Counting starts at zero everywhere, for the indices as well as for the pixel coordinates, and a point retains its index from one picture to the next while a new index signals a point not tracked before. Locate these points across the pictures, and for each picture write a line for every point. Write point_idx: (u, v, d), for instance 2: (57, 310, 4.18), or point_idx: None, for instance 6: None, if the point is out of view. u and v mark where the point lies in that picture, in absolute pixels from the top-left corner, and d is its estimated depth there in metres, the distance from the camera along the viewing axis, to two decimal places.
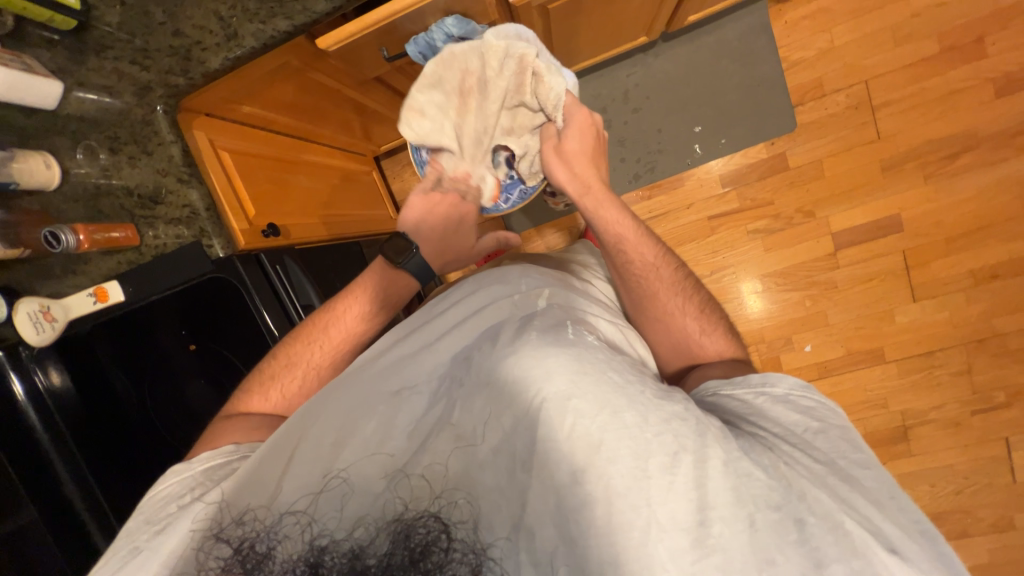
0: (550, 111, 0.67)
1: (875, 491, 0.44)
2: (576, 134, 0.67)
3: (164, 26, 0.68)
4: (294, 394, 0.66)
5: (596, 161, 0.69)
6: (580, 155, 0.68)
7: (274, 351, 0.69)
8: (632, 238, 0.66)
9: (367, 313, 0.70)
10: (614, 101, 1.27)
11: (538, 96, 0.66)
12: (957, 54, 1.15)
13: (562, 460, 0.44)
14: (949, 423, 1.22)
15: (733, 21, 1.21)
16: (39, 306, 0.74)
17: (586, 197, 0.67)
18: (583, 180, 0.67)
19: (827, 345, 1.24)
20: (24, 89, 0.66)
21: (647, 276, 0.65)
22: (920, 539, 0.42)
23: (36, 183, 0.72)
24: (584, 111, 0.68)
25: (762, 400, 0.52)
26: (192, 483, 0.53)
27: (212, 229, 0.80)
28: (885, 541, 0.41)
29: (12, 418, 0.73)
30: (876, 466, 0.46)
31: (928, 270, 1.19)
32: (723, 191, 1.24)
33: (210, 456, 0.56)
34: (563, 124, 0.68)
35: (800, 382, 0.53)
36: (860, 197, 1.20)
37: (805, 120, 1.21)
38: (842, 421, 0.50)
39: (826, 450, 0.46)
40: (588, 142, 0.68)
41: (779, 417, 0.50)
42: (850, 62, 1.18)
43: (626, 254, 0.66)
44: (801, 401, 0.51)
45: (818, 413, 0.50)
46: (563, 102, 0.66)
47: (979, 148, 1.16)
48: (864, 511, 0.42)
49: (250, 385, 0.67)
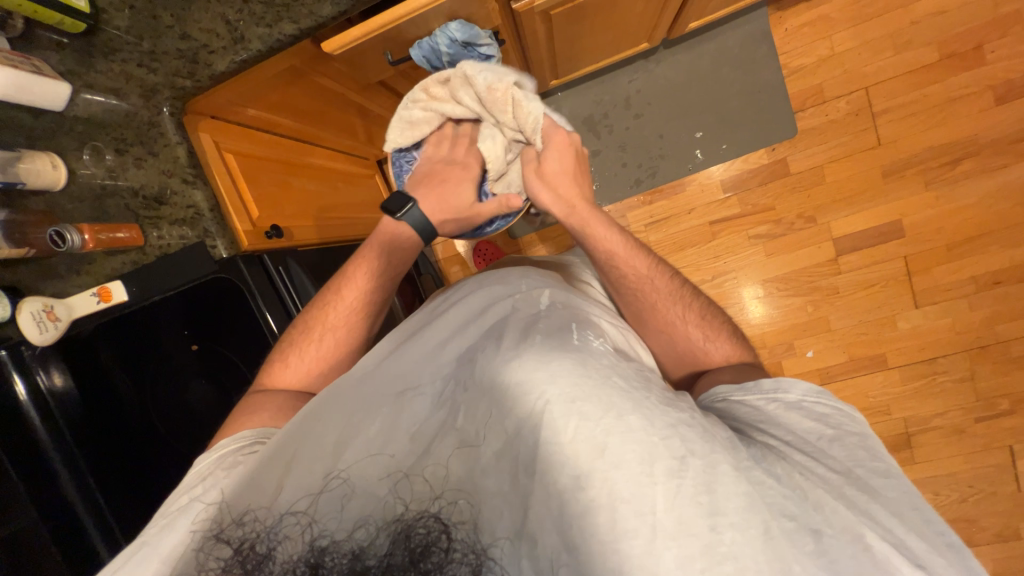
0: (530, 134, 0.71)
1: (896, 502, 0.44)
2: (554, 154, 0.71)
3: (171, 29, 0.69)
4: (312, 356, 0.66)
5: (579, 178, 0.71)
6: (562, 174, 0.71)
7: (294, 321, 0.70)
8: (622, 251, 0.66)
9: (374, 270, 0.69)
10: (616, 107, 1.28)
11: (518, 119, 0.70)
12: (957, 62, 1.16)
13: (565, 463, 0.44)
14: (953, 430, 1.21)
15: (734, 28, 1.22)
16: (43, 305, 0.74)
17: (572, 217, 0.69)
18: (568, 200, 0.69)
19: (829, 351, 1.24)
20: (33, 90, 0.66)
21: (639, 287, 0.66)
22: (946, 553, 0.42)
23: (43, 183, 0.72)
24: (561, 132, 0.71)
25: (776, 405, 0.52)
26: (204, 472, 0.53)
27: (216, 229, 0.81)
28: (910, 555, 0.41)
29: (13, 419, 0.73)
30: (897, 475, 0.46)
31: (931, 276, 1.19)
32: (724, 196, 1.25)
33: (223, 445, 0.56)
34: (542, 147, 0.71)
35: (814, 387, 0.53)
36: (862, 203, 1.20)
37: (805, 126, 1.22)
38: (861, 428, 0.50)
39: (843, 460, 0.46)
40: (569, 161, 0.71)
41: (793, 425, 0.50)
42: (850, 70, 1.19)
43: (617, 268, 0.66)
44: (816, 407, 0.51)
45: (833, 420, 0.50)
46: (540, 126, 0.70)
47: (980, 154, 1.17)
48: (885, 523, 0.42)
49: (272, 361, 0.68)
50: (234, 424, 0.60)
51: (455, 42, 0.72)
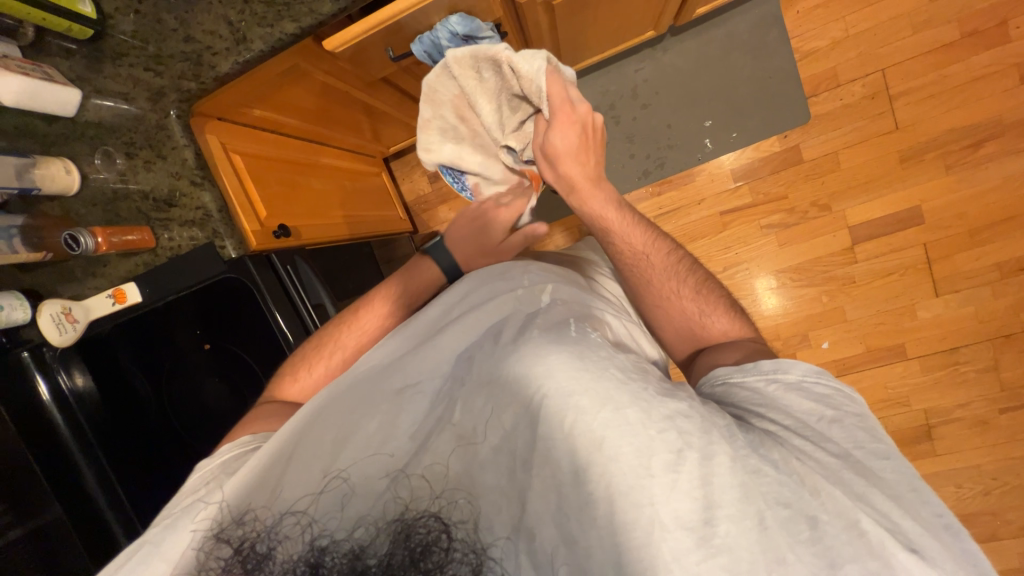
0: (536, 100, 0.62)
1: (894, 483, 0.43)
2: (559, 134, 0.64)
3: (175, 32, 0.70)
4: (319, 374, 0.66)
5: (584, 155, 0.67)
6: (568, 156, 0.66)
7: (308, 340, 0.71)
8: (616, 225, 0.67)
9: (394, 293, 0.72)
10: (623, 98, 1.26)
11: (524, 87, 0.63)
12: (979, 40, 1.12)
13: (563, 456, 0.44)
14: (975, 421, 1.18)
15: (743, 13, 1.19)
16: (62, 307, 0.76)
17: (572, 196, 0.69)
18: (568, 181, 0.68)
19: (846, 342, 1.21)
20: (43, 97, 0.68)
21: (638, 263, 0.66)
22: (943, 535, 0.41)
23: (57, 189, 0.74)
24: (569, 108, 0.63)
25: (775, 387, 0.51)
26: (193, 482, 0.53)
27: (225, 229, 0.82)
28: (904, 540, 0.40)
29: (37, 420, 0.75)
30: (895, 456, 0.45)
31: (951, 264, 1.16)
32: (734, 186, 1.22)
33: (225, 451, 0.56)
34: (548, 115, 0.63)
35: (815, 368, 0.52)
36: (878, 189, 1.17)
37: (819, 112, 1.19)
38: (860, 406, 0.49)
39: (841, 442, 0.45)
40: (573, 140, 0.65)
41: (791, 407, 0.49)
42: (865, 52, 1.16)
43: (612, 241, 0.68)
44: (816, 388, 0.50)
45: (834, 400, 0.49)
46: (546, 93, 0.61)
47: (1003, 136, 1.12)
48: (881, 507, 0.41)
49: (287, 369, 0.68)
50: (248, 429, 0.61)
51: (456, 36, 0.70)
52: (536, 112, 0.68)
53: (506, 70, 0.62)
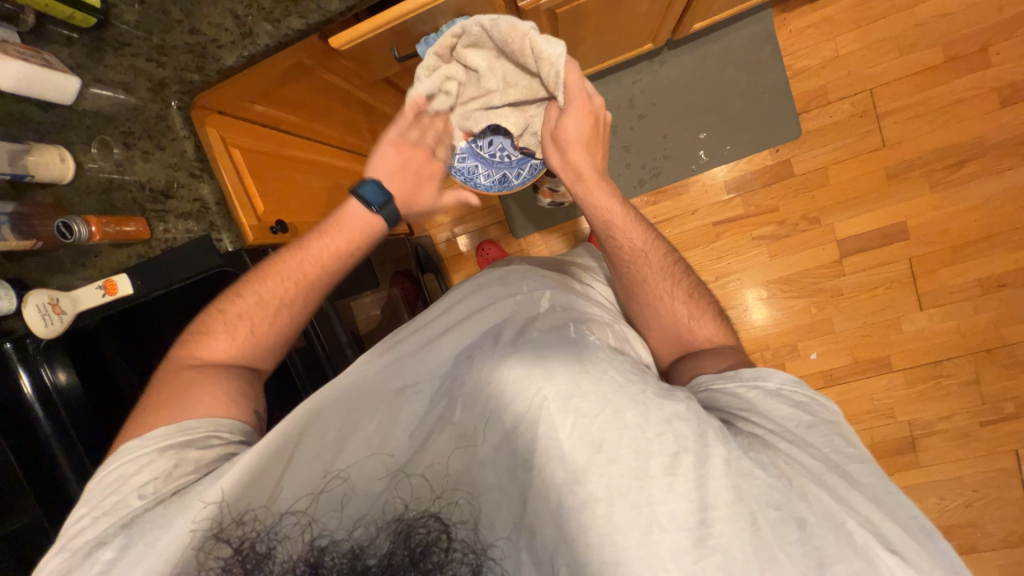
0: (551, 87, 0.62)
1: (872, 488, 0.44)
2: (572, 121, 0.65)
3: (181, 24, 0.70)
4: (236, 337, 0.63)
5: (592, 147, 0.68)
6: (578, 143, 0.67)
7: (236, 291, 0.65)
8: (622, 223, 0.66)
9: (339, 253, 0.67)
10: (620, 107, 1.28)
11: (539, 68, 0.60)
12: (963, 64, 1.16)
13: (557, 463, 0.44)
14: (958, 434, 1.20)
15: (740, 29, 1.22)
16: (48, 298, 0.74)
17: (578, 185, 0.68)
18: (575, 169, 0.68)
19: (834, 353, 1.23)
20: (41, 84, 0.67)
21: (635, 263, 0.67)
22: (920, 537, 0.42)
23: (52, 175, 0.73)
24: (585, 96, 0.64)
25: (755, 393, 0.51)
26: (158, 471, 0.51)
27: (222, 222, 0.80)
28: (885, 541, 0.41)
29: (20, 418, 0.72)
30: (868, 461, 0.46)
31: (936, 278, 1.19)
32: (727, 197, 1.25)
33: (162, 434, 0.53)
34: (563, 104, 0.64)
35: (791, 377, 0.53)
36: (866, 204, 1.20)
37: (809, 128, 1.22)
38: (833, 415, 0.50)
39: (819, 447, 0.46)
40: (585, 130, 0.66)
41: (773, 412, 0.50)
42: (854, 71, 1.19)
43: (615, 240, 0.67)
44: (794, 395, 0.51)
45: (810, 407, 0.50)
46: (562, 79, 0.60)
47: (985, 157, 1.17)
48: (861, 509, 0.42)
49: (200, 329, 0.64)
50: (174, 404, 0.57)
51: None
52: (546, 95, 0.68)
53: (525, 49, 0.59)
